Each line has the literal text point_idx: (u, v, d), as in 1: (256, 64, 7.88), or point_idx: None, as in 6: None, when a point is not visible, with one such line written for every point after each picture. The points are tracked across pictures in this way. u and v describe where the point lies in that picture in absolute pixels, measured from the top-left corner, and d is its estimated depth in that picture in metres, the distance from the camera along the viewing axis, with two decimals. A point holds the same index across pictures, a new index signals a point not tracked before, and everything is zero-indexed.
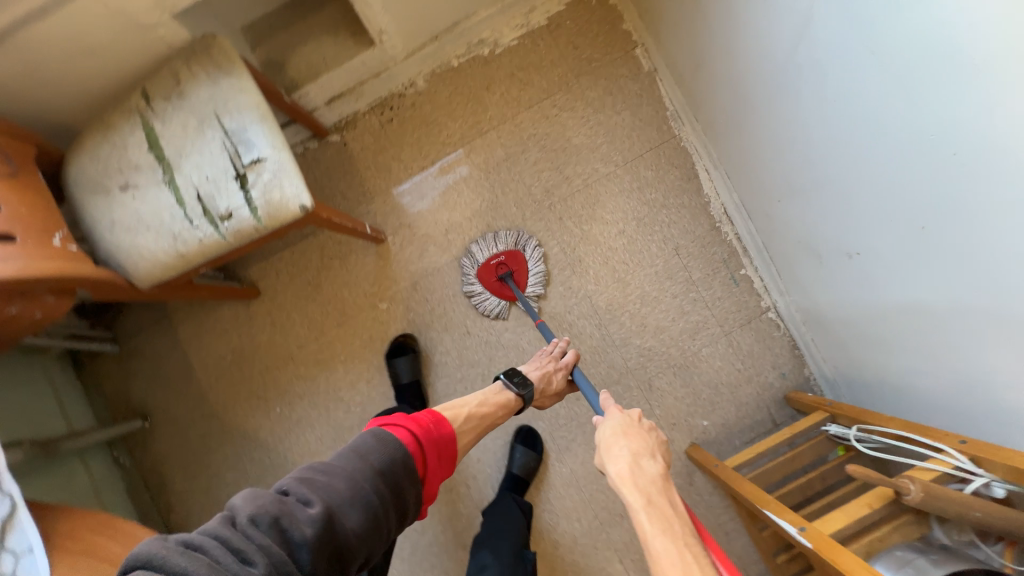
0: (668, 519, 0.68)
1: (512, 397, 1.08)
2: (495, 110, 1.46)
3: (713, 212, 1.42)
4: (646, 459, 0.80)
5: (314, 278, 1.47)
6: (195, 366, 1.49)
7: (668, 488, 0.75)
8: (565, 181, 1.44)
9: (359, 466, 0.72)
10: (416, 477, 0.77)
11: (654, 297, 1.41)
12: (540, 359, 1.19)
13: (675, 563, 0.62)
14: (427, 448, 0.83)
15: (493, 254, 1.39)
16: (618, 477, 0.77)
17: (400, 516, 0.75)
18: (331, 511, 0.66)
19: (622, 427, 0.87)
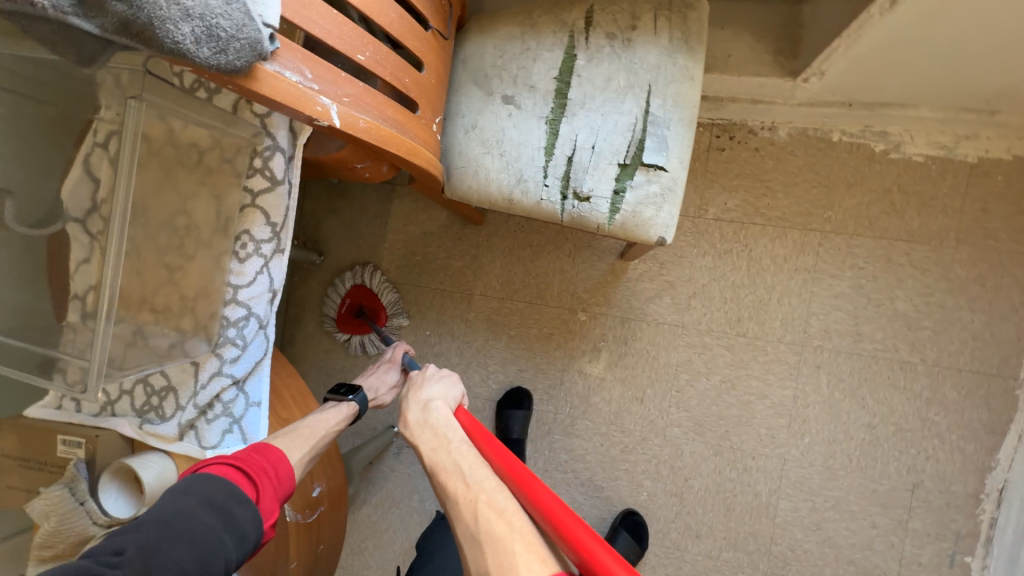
0: (441, 440, 0.72)
1: (344, 405, 0.81)
2: (838, 214, 1.19)
3: (988, 481, 1.14)
4: (437, 399, 0.80)
5: (537, 246, 1.35)
6: (383, 244, 1.45)
7: (451, 414, 0.77)
8: (854, 334, 1.18)
9: (175, 504, 0.58)
10: (247, 499, 0.62)
11: (852, 510, 1.19)
12: (371, 372, 0.97)
13: (455, 479, 0.66)
14: (252, 471, 0.65)
15: (340, 301, 1.41)
16: (404, 411, 0.80)
17: (242, 543, 0.60)
18: (144, 553, 0.53)
19: (421, 376, 0.86)
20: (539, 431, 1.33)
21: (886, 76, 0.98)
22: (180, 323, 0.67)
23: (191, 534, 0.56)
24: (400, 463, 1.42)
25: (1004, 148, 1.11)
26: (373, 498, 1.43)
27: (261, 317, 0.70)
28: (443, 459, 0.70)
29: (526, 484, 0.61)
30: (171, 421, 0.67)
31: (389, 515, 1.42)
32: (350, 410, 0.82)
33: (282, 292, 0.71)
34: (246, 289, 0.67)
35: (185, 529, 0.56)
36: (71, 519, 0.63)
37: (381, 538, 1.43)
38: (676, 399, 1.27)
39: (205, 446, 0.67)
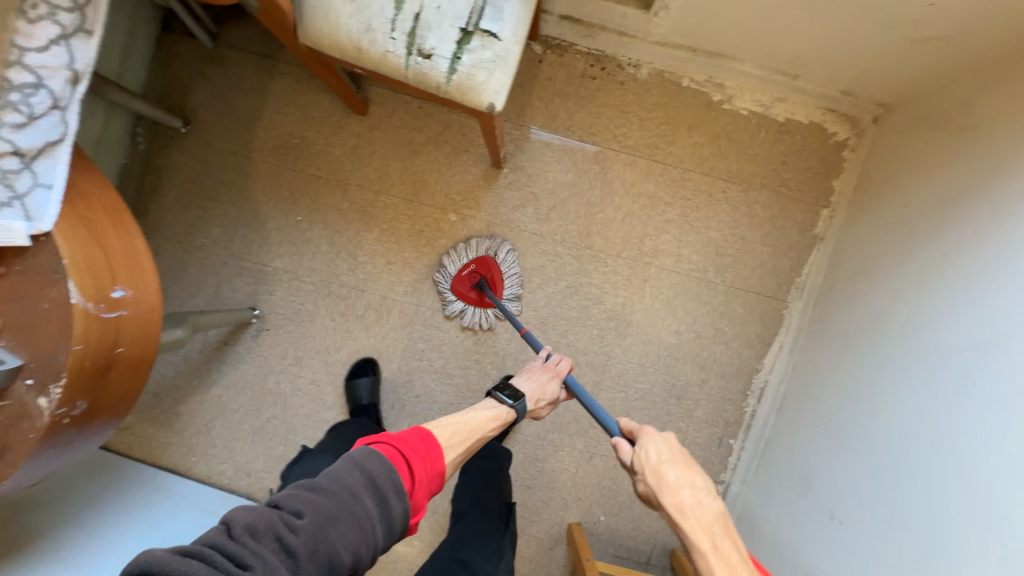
0: (735, 571, 0.65)
1: (503, 410, 0.99)
2: (677, 150, 1.38)
3: (754, 380, 1.43)
4: (699, 487, 0.74)
5: (417, 144, 1.39)
6: (259, 121, 1.39)
7: (731, 529, 0.70)
8: (676, 255, 1.40)
9: (348, 477, 0.70)
10: (403, 492, 0.71)
11: (655, 401, 1.42)
12: (535, 374, 1.10)
13: None
14: (414, 461, 0.76)
15: (463, 265, 1.37)
16: (666, 489, 0.74)
17: (389, 532, 0.69)
18: (319, 522, 0.64)
19: (667, 450, 0.81)
20: (400, 321, 1.41)
21: (715, 22, 1.16)
22: None
23: (353, 513, 0.67)
24: (257, 345, 1.41)
25: (804, 114, 1.37)
26: (225, 378, 1.42)
27: (57, 97, 0.67)
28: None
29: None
30: None
31: (240, 396, 1.42)
32: (509, 415, 0.99)
33: (87, 81, 0.68)
34: (35, 55, 0.64)
35: (354, 508, 0.67)
36: None
37: (230, 419, 1.42)
38: (528, 300, 1.40)
39: None
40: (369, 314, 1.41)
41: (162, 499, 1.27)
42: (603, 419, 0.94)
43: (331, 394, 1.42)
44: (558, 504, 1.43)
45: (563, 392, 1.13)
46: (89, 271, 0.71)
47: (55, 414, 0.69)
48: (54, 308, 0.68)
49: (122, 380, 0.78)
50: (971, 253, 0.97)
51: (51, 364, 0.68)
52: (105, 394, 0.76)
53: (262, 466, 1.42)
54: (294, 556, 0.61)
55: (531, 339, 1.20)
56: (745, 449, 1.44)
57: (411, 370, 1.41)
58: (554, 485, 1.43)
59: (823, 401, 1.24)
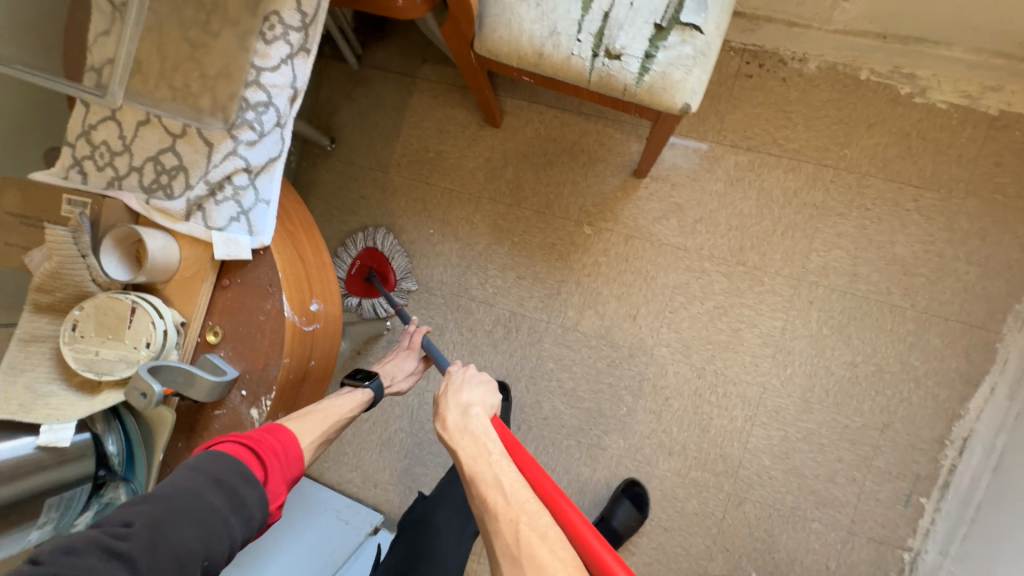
0: (482, 448, 0.73)
1: (359, 392, 0.84)
2: (854, 153, 1.20)
3: (955, 428, 1.18)
4: (476, 404, 0.80)
5: (551, 155, 1.34)
6: (398, 137, 1.43)
7: (485, 423, 0.78)
8: (850, 273, 1.20)
9: (186, 478, 0.59)
10: (254, 481, 0.61)
11: (821, 442, 1.22)
12: (389, 356, 1.04)
13: (485, 472, 0.69)
14: (262, 452, 0.64)
15: (352, 263, 1.40)
16: (444, 416, 0.80)
17: (247, 522, 0.60)
18: (154, 523, 0.54)
19: (459, 378, 0.87)
20: (529, 338, 1.35)
21: None
22: (197, 102, 0.66)
23: (199, 511, 0.57)
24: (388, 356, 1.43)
25: None
26: None
27: (279, 114, 0.68)
28: (481, 469, 0.70)
29: (558, 505, 0.66)
30: (181, 199, 0.66)
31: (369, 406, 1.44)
32: (364, 397, 0.83)
33: (303, 98, 0.69)
34: (268, 75, 0.66)
35: (195, 505, 0.57)
36: (66, 270, 0.61)
37: (359, 428, 1.44)
38: (669, 321, 1.28)
39: (211, 228, 0.66)
40: (497, 330, 1.37)
41: (305, 506, 1.32)
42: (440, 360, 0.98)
43: None
44: (701, 552, 1.27)
45: (420, 362, 1.06)
46: (296, 284, 0.71)
47: (263, 425, 0.69)
48: (269, 320, 0.68)
49: (309, 391, 0.79)
50: None
51: (264, 377, 0.68)
52: (297, 406, 0.77)
53: (388, 478, 1.42)
54: (127, 562, 0.52)
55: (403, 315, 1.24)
56: (942, 511, 1.19)
57: (539, 390, 1.34)
58: (696, 529, 1.27)
59: None
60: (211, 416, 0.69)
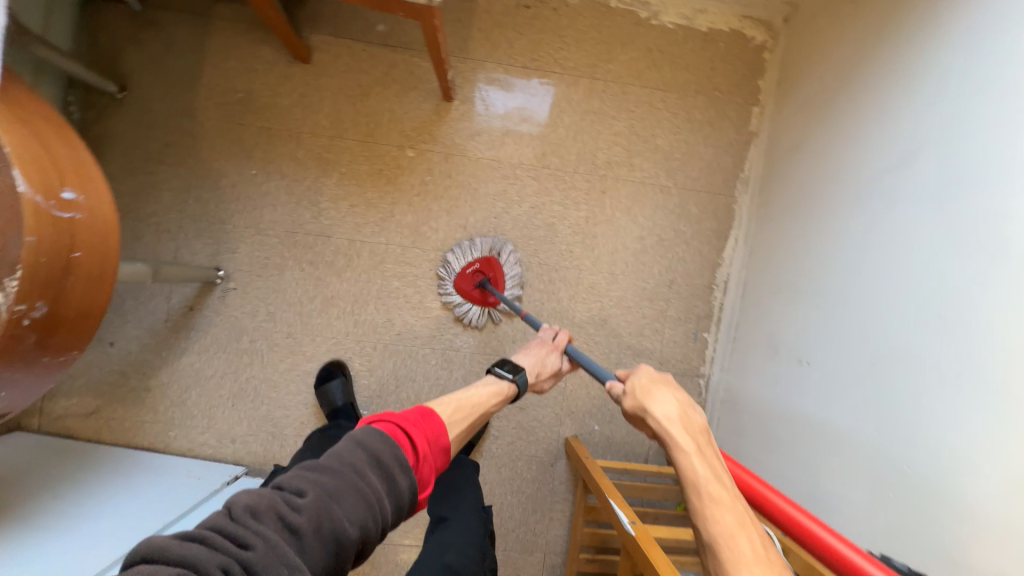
0: (717, 470, 0.69)
1: (504, 385, 1.02)
2: (615, 67, 1.47)
3: (717, 274, 1.52)
4: (693, 412, 0.79)
5: (365, 86, 1.41)
6: (201, 79, 1.37)
7: (711, 442, 0.75)
8: (628, 164, 1.48)
9: (351, 456, 0.64)
10: (408, 467, 0.67)
11: (629, 305, 1.48)
12: (534, 350, 1.15)
13: (706, 481, 0.66)
14: (417, 436, 0.72)
15: (468, 262, 1.38)
16: (668, 423, 0.75)
17: (398, 508, 0.64)
18: (323, 499, 0.58)
19: (660, 377, 0.86)
20: (372, 262, 1.41)
21: None
22: None
23: (361, 488, 0.61)
24: (226, 306, 1.38)
25: (723, 22, 1.49)
26: (196, 344, 1.37)
27: None
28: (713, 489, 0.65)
29: (817, 536, 0.66)
30: None
31: (214, 360, 1.37)
32: (511, 390, 1.01)
33: None
34: None
35: (358, 484, 0.61)
36: None
37: (206, 386, 1.37)
38: (496, 225, 1.44)
39: None
40: (338, 259, 1.40)
41: (144, 472, 1.23)
42: (598, 371, 1.01)
43: (311, 345, 1.39)
44: (552, 420, 1.46)
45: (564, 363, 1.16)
46: (37, 165, 0.69)
47: (12, 311, 0.66)
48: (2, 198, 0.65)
49: (82, 289, 0.76)
50: (881, 89, 1.08)
51: (4, 257, 0.65)
52: (68, 302, 0.74)
53: (247, 429, 1.37)
54: (297, 537, 0.54)
55: (531, 320, 1.24)
56: (719, 340, 1.52)
57: (390, 308, 1.41)
58: (547, 402, 1.46)
59: (778, 269, 1.33)
60: None
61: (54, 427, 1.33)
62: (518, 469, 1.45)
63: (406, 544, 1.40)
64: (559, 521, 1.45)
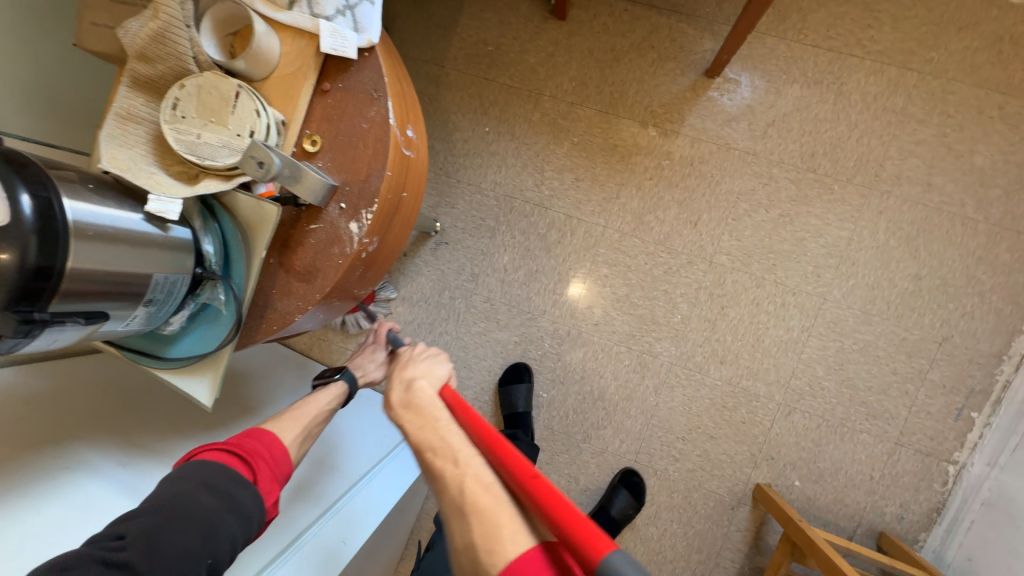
0: (420, 412, 0.64)
1: (332, 388, 0.92)
2: (941, 56, 1.15)
3: (1015, 344, 1.17)
4: (421, 377, 0.70)
5: (619, 50, 1.28)
6: (456, 28, 1.35)
7: (437, 393, 0.68)
8: (924, 183, 1.17)
9: (172, 488, 0.65)
10: (243, 482, 0.70)
11: (878, 354, 1.21)
12: (360, 352, 1.01)
13: (413, 423, 0.64)
14: (248, 453, 0.73)
15: None
16: (390, 388, 0.70)
17: (245, 519, 0.68)
18: (148, 532, 0.60)
19: (412, 354, 0.78)
20: (584, 243, 1.32)
21: None
22: None
23: (190, 514, 0.64)
24: (434, 259, 1.40)
25: None
26: (401, 290, 1.42)
27: None
28: (428, 434, 0.61)
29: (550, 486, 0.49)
30: None
31: (414, 309, 1.41)
32: (338, 390, 0.92)
33: None
34: None
35: (187, 509, 0.64)
36: (173, 34, 0.56)
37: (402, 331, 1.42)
38: (731, 228, 1.25)
39: (318, 17, 0.61)
40: (551, 234, 1.33)
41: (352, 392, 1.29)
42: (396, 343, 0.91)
43: (503, 315, 1.37)
44: (745, 460, 1.28)
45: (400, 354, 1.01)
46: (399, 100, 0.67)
47: (361, 244, 0.65)
48: (372, 129, 0.64)
49: (398, 231, 0.75)
50: None
51: (366, 189, 0.65)
52: (388, 241, 0.73)
53: None
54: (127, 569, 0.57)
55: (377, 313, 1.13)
56: (993, 426, 1.19)
57: (592, 296, 1.32)
58: (743, 438, 1.27)
59: None
60: (307, 231, 0.66)
61: None
62: (692, 501, 1.30)
63: None
64: (726, 570, 1.29)
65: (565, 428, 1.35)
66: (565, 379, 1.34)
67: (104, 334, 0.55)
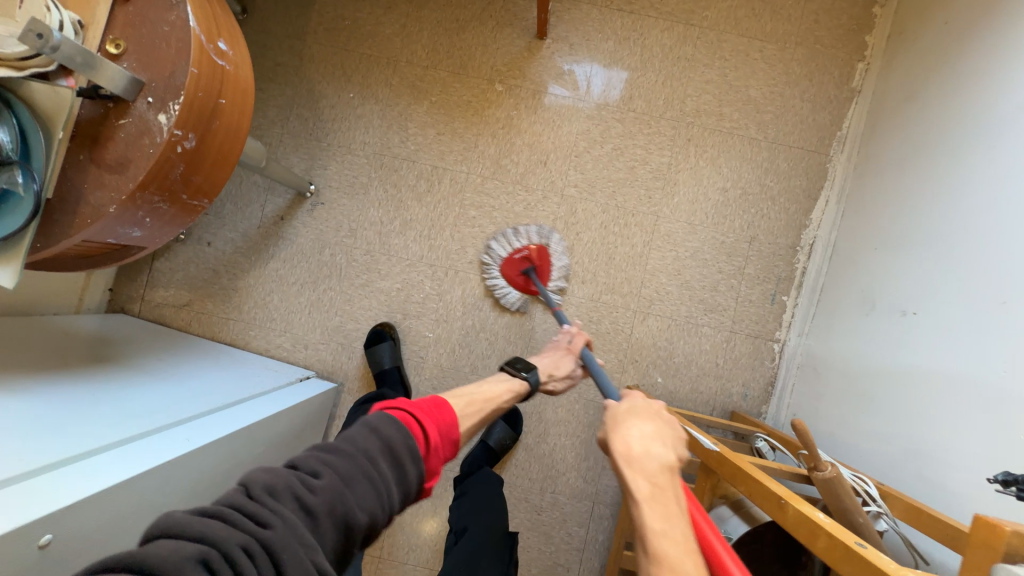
0: (671, 517, 0.54)
1: (518, 381, 0.96)
2: (713, 15, 1.44)
3: (803, 236, 1.44)
4: (666, 450, 0.61)
5: (463, 20, 1.45)
6: (314, 6, 1.46)
7: (678, 486, 0.59)
8: (717, 114, 1.44)
9: (364, 440, 0.62)
10: (419, 458, 0.65)
11: (706, 258, 1.43)
12: (548, 352, 1.11)
13: (657, 522, 0.54)
14: (430, 427, 0.69)
15: (517, 249, 1.33)
16: (620, 456, 0.61)
17: (405, 497, 0.63)
18: (340, 485, 0.57)
19: (641, 408, 0.69)
20: (452, 189, 1.44)
21: None
22: None
23: (371, 474, 0.60)
24: (313, 219, 1.45)
25: None
26: (283, 253, 1.45)
27: None
28: (668, 551, 0.52)
29: None
30: None
31: (297, 269, 1.44)
32: (523, 387, 0.96)
33: None
34: None
35: (369, 470, 0.60)
36: None
37: (286, 293, 1.44)
38: (576, 164, 1.44)
39: None
40: (421, 184, 1.44)
41: (227, 357, 1.32)
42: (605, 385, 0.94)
43: (386, 265, 1.44)
44: (615, 366, 1.43)
45: (580, 368, 1.11)
46: (201, 8, 0.74)
47: (171, 133, 0.71)
48: (174, 31, 0.72)
49: (222, 136, 0.81)
50: None
51: (172, 83, 0.71)
52: (211, 144, 0.80)
53: (318, 338, 1.43)
54: (315, 518, 0.53)
55: (561, 316, 1.21)
56: (799, 305, 1.44)
57: (465, 238, 1.44)
58: (612, 347, 1.43)
59: (879, 221, 1.24)
60: (116, 126, 0.71)
61: (151, 315, 1.45)
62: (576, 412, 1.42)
63: None
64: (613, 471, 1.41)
65: (455, 364, 1.43)
66: (450, 316, 1.43)
67: None
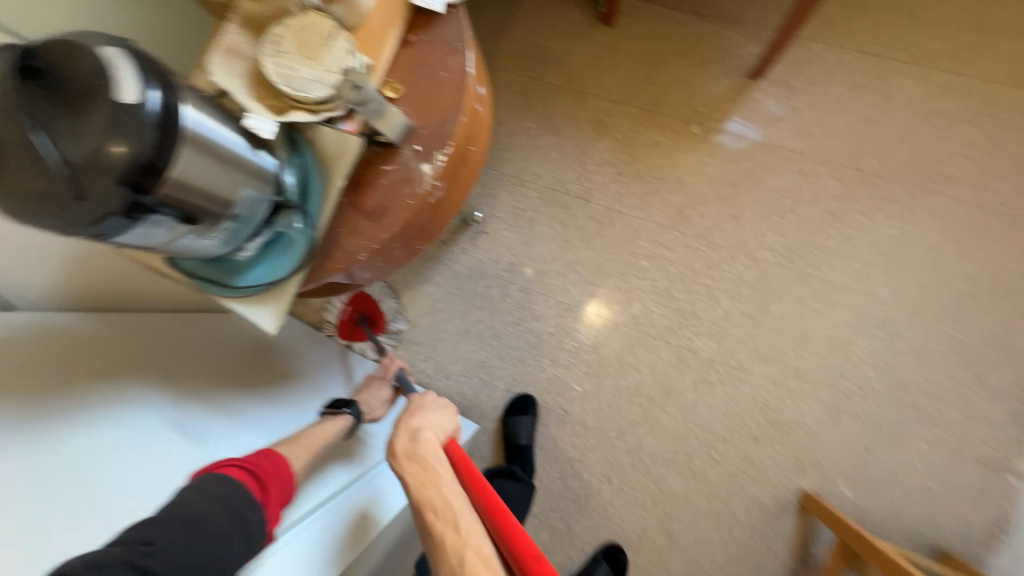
0: (430, 470, 0.71)
1: (340, 418, 0.94)
2: (983, 62, 1.17)
3: None
4: (427, 429, 0.79)
5: (663, 53, 1.33)
6: (506, 31, 1.43)
7: (438, 447, 0.76)
8: (972, 183, 1.17)
9: (194, 502, 0.63)
10: (257, 504, 0.68)
11: (933, 357, 1.16)
12: (365, 388, 1.09)
13: (418, 479, 0.71)
14: (264, 475, 0.72)
15: (341, 306, 1.38)
16: (398, 438, 0.77)
17: (251, 545, 0.65)
18: (178, 541, 0.58)
19: (422, 404, 0.86)
20: (624, 235, 1.32)
21: None
22: None
23: (211, 528, 0.61)
24: (473, 248, 1.41)
25: None
26: (438, 277, 1.42)
27: None
28: (431, 493, 0.68)
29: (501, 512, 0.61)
30: None
31: (450, 296, 1.41)
32: (345, 421, 0.95)
33: None
34: None
35: (208, 525, 0.61)
36: None
37: (437, 318, 1.42)
38: (775, 224, 1.25)
39: None
40: (590, 225, 1.34)
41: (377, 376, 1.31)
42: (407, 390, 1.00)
43: (540, 305, 1.36)
44: (791, 466, 1.21)
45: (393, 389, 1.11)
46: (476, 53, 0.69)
47: (432, 185, 0.67)
48: (451, 77, 0.67)
49: (461, 185, 0.76)
50: None
51: (441, 132, 0.67)
52: (452, 193, 0.75)
53: (461, 370, 1.39)
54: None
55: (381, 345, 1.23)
56: None
57: (629, 288, 1.31)
58: (788, 442, 1.22)
59: None
60: (380, 172, 0.68)
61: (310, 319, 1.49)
62: (734, 509, 1.23)
63: (587, 543, 1.26)
64: None
65: (600, 424, 1.30)
66: (602, 371, 1.31)
67: (187, 248, 0.57)
